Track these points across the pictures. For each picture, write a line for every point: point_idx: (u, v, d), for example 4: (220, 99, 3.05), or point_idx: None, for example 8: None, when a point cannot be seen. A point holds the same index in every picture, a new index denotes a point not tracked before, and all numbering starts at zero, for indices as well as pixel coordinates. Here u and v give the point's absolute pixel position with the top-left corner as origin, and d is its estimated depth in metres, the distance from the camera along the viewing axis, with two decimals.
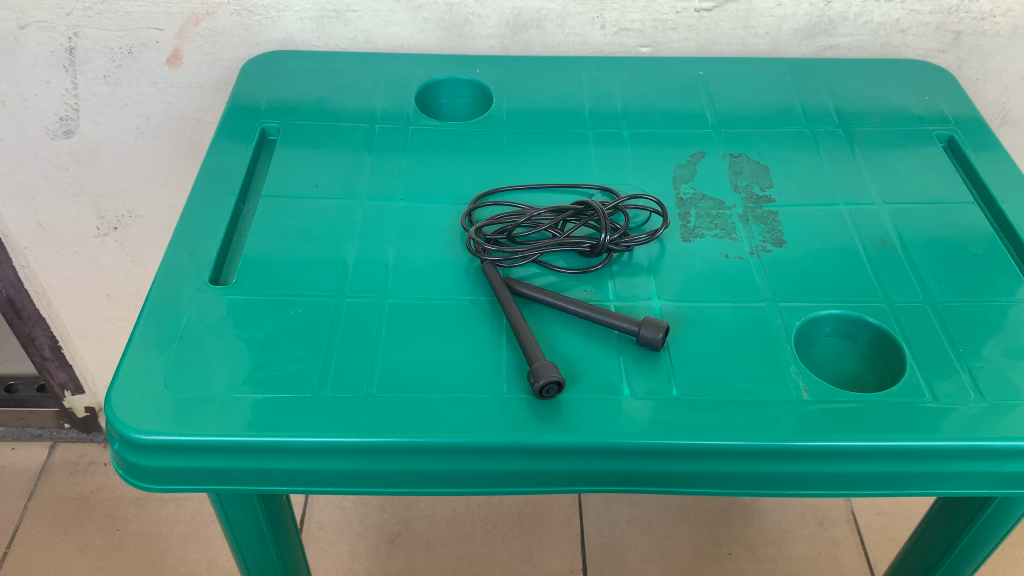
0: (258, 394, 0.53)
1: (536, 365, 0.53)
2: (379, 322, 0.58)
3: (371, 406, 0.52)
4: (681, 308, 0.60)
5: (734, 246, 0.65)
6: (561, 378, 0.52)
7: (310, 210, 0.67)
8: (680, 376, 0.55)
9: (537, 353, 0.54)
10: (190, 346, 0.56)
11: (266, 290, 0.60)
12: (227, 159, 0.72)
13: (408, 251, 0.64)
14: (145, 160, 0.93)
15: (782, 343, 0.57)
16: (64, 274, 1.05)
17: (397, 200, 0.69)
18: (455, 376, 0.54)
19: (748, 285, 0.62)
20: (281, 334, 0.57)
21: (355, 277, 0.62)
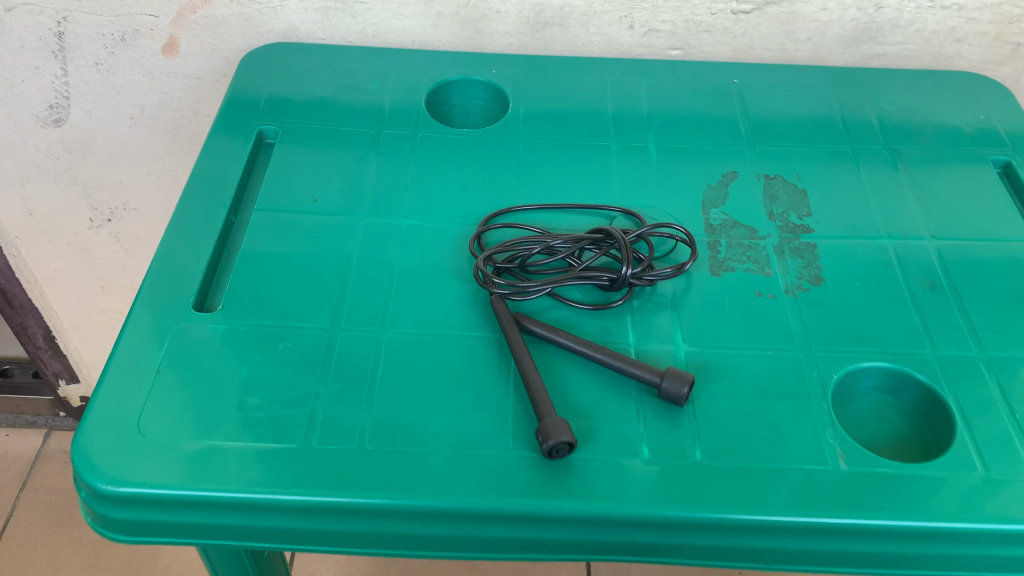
0: (239, 441, 0.48)
1: (546, 423, 0.48)
2: (376, 360, 0.53)
3: (362, 462, 0.48)
4: (707, 354, 0.54)
5: (767, 283, 0.59)
6: (573, 439, 0.47)
7: (306, 225, 0.62)
8: (704, 437, 0.50)
9: (549, 409, 0.49)
10: (169, 381, 0.51)
11: (254, 319, 0.55)
12: (219, 165, 0.66)
13: (411, 277, 0.59)
14: (140, 152, 0.88)
15: (817, 401, 0.52)
16: (56, 264, 1.01)
17: (400, 218, 0.63)
18: (456, 429, 0.50)
19: (782, 330, 0.56)
20: (268, 371, 0.52)
21: (352, 307, 0.56)
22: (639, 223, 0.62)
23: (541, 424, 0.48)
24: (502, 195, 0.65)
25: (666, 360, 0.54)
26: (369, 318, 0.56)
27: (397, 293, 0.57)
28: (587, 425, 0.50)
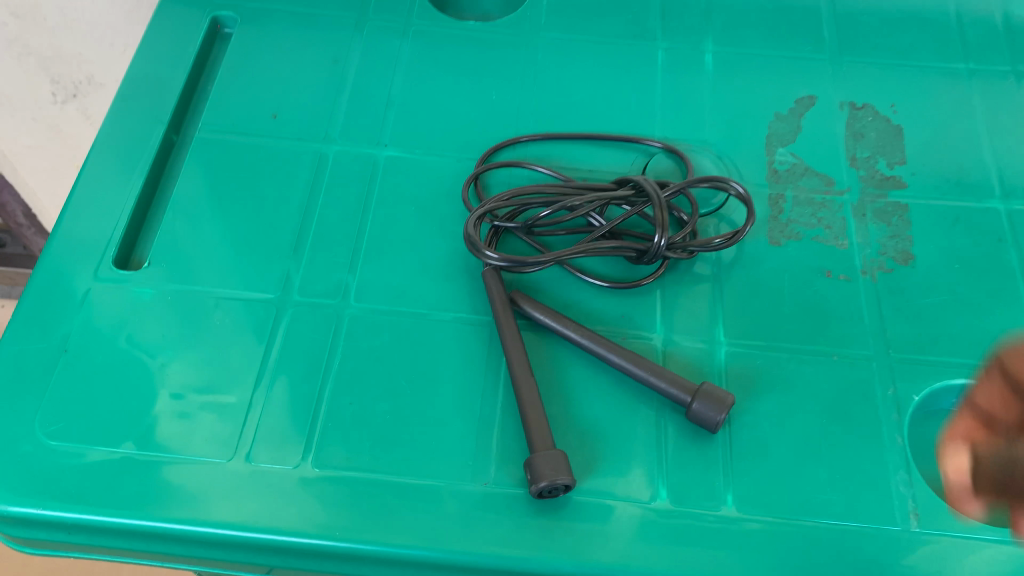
0: (158, 451, 0.39)
1: (537, 455, 0.37)
2: (332, 347, 0.42)
3: (307, 490, 0.38)
4: (754, 357, 0.43)
5: (839, 259, 0.46)
6: (570, 482, 0.36)
7: (262, 151, 0.49)
8: (738, 477, 0.39)
9: (546, 435, 0.38)
10: (79, 362, 0.42)
11: (188, 280, 0.44)
12: (162, 63, 0.53)
13: (387, 230, 0.46)
14: (98, 20, 0.75)
15: (889, 432, 0.41)
16: (24, 141, 0.89)
17: (380, 146, 0.50)
18: (427, 448, 0.40)
19: (854, 327, 0.44)
20: (201, 356, 0.42)
21: (310, 268, 0.45)
22: (683, 165, 0.49)
23: (534, 455, 0.37)
24: (512, 118, 0.51)
25: (701, 364, 0.42)
26: (331, 286, 0.44)
27: (367, 252, 0.46)
28: (592, 450, 0.40)
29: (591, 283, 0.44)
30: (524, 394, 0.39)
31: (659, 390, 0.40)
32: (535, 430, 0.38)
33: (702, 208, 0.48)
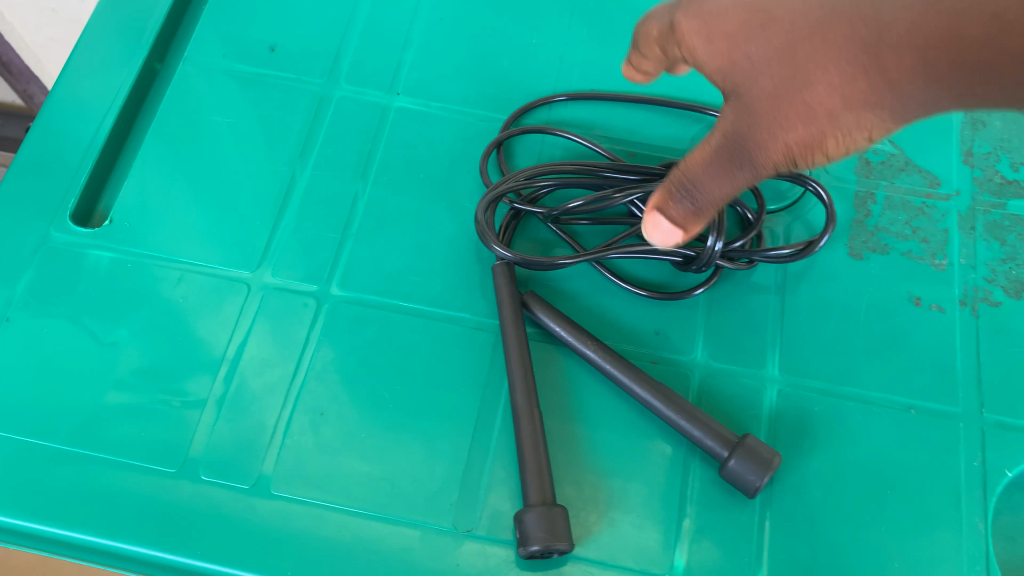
0: (99, 450, 0.34)
1: (525, 510, 0.30)
2: (308, 344, 0.36)
3: (260, 515, 0.33)
4: (811, 401, 0.35)
5: (932, 284, 0.37)
6: (564, 548, 0.30)
7: (254, 88, 0.42)
8: (773, 553, 0.32)
9: (544, 484, 0.31)
10: (21, 333, 0.36)
11: (152, 244, 0.38)
12: None
13: (387, 202, 0.39)
14: None
15: (969, 515, 0.33)
16: None
17: (393, 93, 0.42)
18: (404, 479, 0.34)
19: (941, 373, 0.35)
20: (157, 337, 0.36)
21: (293, 242, 0.38)
22: None
23: (527, 508, 0.30)
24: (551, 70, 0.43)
25: (746, 403, 0.35)
26: (315, 268, 0.38)
27: (360, 228, 0.38)
28: (601, 501, 0.33)
29: (625, 288, 0.36)
30: (522, 426, 0.32)
31: (690, 438, 0.33)
32: (532, 476, 0.31)
33: (772, 203, 0.39)
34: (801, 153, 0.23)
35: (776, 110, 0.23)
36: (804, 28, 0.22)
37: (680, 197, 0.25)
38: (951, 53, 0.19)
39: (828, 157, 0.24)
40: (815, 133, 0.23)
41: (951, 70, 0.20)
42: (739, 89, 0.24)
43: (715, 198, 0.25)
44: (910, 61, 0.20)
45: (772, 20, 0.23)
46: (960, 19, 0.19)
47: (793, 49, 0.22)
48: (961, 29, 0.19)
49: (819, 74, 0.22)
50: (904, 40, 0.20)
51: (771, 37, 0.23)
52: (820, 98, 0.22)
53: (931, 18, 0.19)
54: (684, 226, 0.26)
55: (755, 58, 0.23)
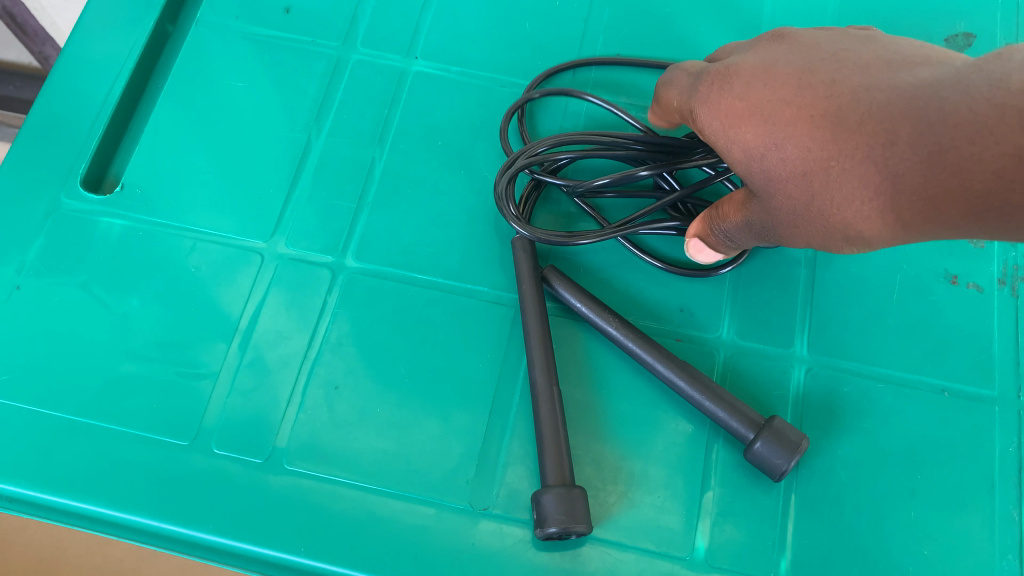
0: (111, 422, 0.33)
1: (545, 490, 0.29)
2: (321, 316, 0.35)
3: (275, 492, 0.32)
4: (841, 383, 0.34)
5: (970, 262, 0.36)
6: (584, 528, 0.29)
7: (268, 52, 0.41)
8: (799, 538, 0.31)
9: (564, 465, 0.30)
10: (33, 303, 0.35)
11: (164, 213, 0.37)
12: None
13: (404, 170, 0.38)
14: None
15: (1003, 503, 0.32)
16: None
17: (410, 58, 0.41)
18: (420, 456, 0.33)
19: (979, 355, 0.34)
20: (171, 309, 0.35)
21: (307, 211, 0.37)
22: None
23: (546, 488, 0.29)
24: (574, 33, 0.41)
25: (774, 383, 0.34)
26: (330, 238, 0.37)
27: (376, 198, 0.37)
28: (621, 482, 0.32)
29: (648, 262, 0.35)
30: (541, 407, 0.31)
31: (715, 417, 0.31)
32: (551, 457, 0.30)
33: None
34: (834, 246, 0.25)
35: (807, 220, 0.25)
36: (823, 160, 0.23)
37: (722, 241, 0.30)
38: (956, 208, 0.20)
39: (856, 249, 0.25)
40: (844, 239, 0.24)
41: (960, 221, 0.21)
42: (770, 195, 0.26)
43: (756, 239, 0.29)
44: (920, 209, 0.21)
45: (795, 143, 0.24)
46: (964, 176, 0.20)
47: (813, 178, 0.24)
48: (966, 186, 0.20)
49: (843, 204, 0.23)
50: (911, 191, 0.21)
51: (793, 160, 0.24)
52: (845, 223, 0.24)
53: (936, 177, 0.20)
54: (718, 250, 0.31)
55: (781, 173, 0.25)
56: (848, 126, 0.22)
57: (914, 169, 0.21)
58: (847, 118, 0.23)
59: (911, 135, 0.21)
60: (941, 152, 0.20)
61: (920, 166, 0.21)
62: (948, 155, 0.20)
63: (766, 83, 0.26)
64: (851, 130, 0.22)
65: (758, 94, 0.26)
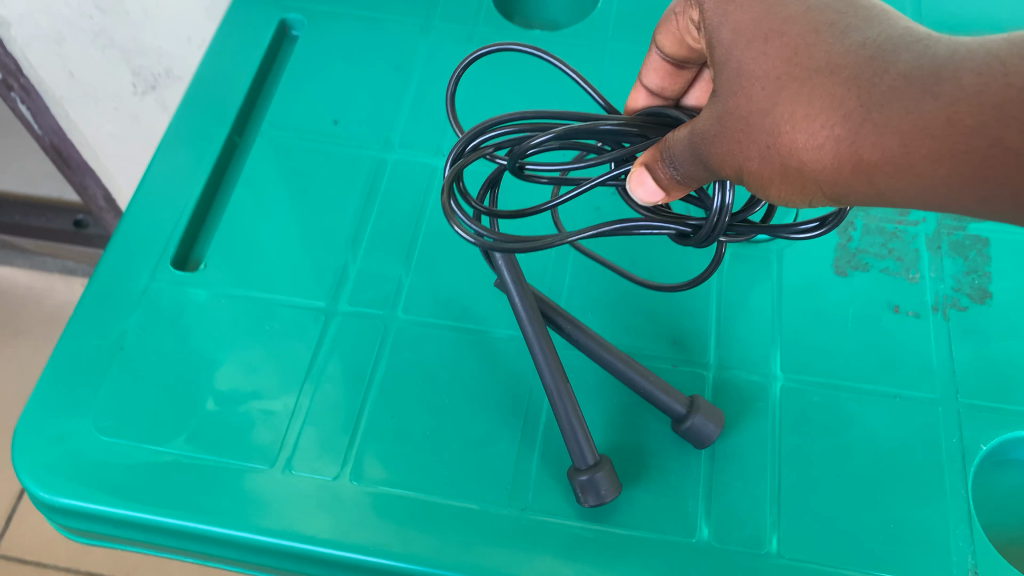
0: (203, 453, 0.40)
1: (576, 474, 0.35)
2: (377, 361, 0.42)
3: (346, 503, 0.38)
4: (813, 396, 0.41)
5: (908, 294, 0.44)
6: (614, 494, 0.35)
7: (322, 155, 0.50)
8: (786, 521, 0.37)
9: (580, 445, 0.35)
10: (134, 360, 0.42)
11: (241, 284, 0.45)
12: (229, 64, 0.53)
13: (439, 242, 0.46)
14: (178, 15, 0.77)
15: (953, 483, 0.38)
16: (106, 128, 0.93)
17: (439, 154, 0.50)
18: (466, 468, 0.39)
19: (921, 367, 0.41)
20: (253, 360, 0.42)
21: (360, 278, 0.45)
22: None
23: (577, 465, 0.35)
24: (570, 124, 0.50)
25: (755, 397, 0.41)
26: (381, 299, 0.44)
27: (418, 265, 0.45)
28: (635, 483, 0.39)
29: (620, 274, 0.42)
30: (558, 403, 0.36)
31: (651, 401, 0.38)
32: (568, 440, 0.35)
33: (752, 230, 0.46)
34: (757, 179, 0.27)
35: (755, 133, 0.27)
36: (804, 71, 0.25)
37: (665, 163, 0.28)
38: (930, 148, 0.22)
39: (774, 197, 0.28)
40: (776, 169, 0.27)
41: (922, 164, 0.23)
42: (732, 102, 0.27)
43: (697, 174, 0.28)
44: (889, 141, 0.23)
45: (781, 49, 0.26)
46: (950, 110, 0.22)
47: (784, 86, 0.26)
48: (954, 120, 0.22)
49: (803, 121, 0.25)
50: (885, 121, 0.23)
51: (775, 66, 0.26)
52: (794, 145, 0.26)
53: (926, 108, 0.22)
54: (663, 187, 0.28)
55: (758, 73, 0.26)
56: (844, 47, 0.24)
57: (900, 100, 0.23)
58: (846, 39, 0.25)
59: (906, 68, 0.23)
60: (941, 88, 0.22)
61: (910, 96, 0.22)
62: (942, 91, 0.22)
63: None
64: (844, 52, 0.24)
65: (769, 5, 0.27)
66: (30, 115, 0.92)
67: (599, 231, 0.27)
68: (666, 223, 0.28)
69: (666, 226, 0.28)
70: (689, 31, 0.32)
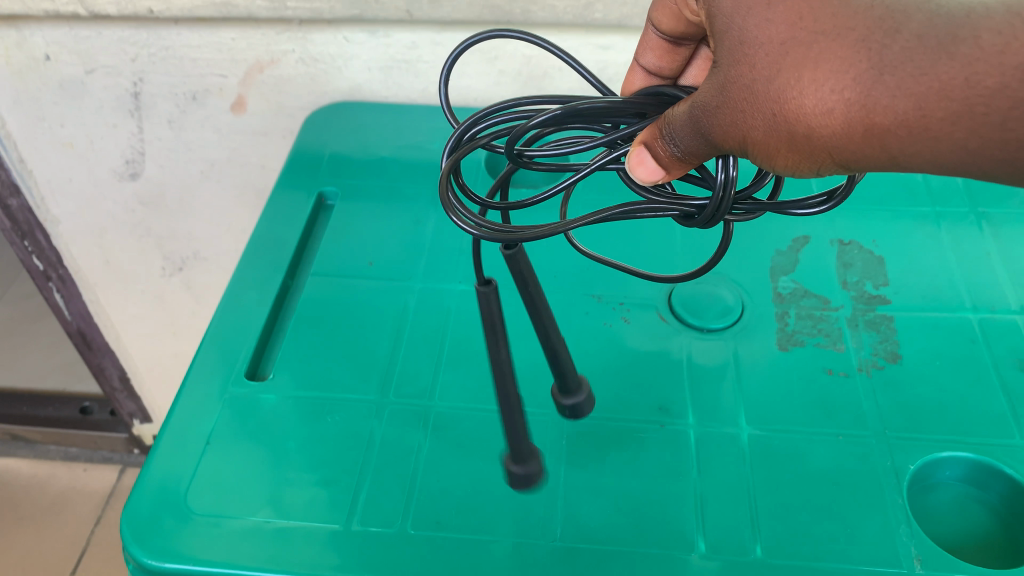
0: (282, 518, 0.48)
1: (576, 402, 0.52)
2: (422, 439, 0.52)
3: (406, 547, 0.46)
4: (774, 439, 0.51)
5: (837, 360, 0.55)
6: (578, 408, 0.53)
7: (362, 290, 0.62)
8: (764, 533, 0.46)
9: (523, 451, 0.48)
10: (220, 453, 0.51)
11: (305, 390, 0.55)
12: (280, 227, 0.67)
13: (463, 348, 0.58)
14: (211, 205, 0.91)
15: (891, 495, 0.48)
16: (131, 310, 1.04)
17: (455, 282, 0.62)
18: (502, 514, 0.48)
19: (855, 412, 0.52)
20: (319, 446, 0.52)
21: (402, 380, 0.56)
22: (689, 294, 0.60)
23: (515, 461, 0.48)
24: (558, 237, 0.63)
25: (727, 444, 0.51)
26: (420, 393, 0.55)
27: (447, 365, 0.57)
28: (640, 514, 0.48)
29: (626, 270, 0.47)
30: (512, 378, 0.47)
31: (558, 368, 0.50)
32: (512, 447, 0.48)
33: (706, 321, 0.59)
34: (763, 140, 0.36)
35: (764, 98, 0.35)
36: (810, 37, 0.33)
37: (667, 139, 0.37)
38: (947, 107, 0.31)
39: (782, 163, 0.37)
40: (785, 130, 0.35)
41: (932, 119, 0.32)
42: (742, 72, 0.35)
43: (695, 142, 0.37)
44: (899, 103, 0.32)
45: (787, 18, 0.34)
46: (960, 73, 0.30)
47: (792, 52, 0.34)
48: (963, 80, 0.30)
49: (815, 86, 0.33)
50: (898, 84, 0.31)
51: (783, 33, 0.34)
52: (805, 109, 0.34)
53: (939, 71, 0.31)
54: (657, 157, 0.37)
55: (766, 41, 0.35)
56: (850, 14, 0.33)
57: (914, 63, 0.31)
58: (852, 8, 0.33)
59: (915, 32, 0.31)
60: (955, 51, 0.30)
61: (921, 59, 0.31)
62: (956, 54, 0.30)
63: None
64: (852, 19, 0.32)
65: None
66: (63, 302, 1.02)
67: (592, 218, 0.34)
68: (667, 206, 0.36)
69: (666, 208, 0.36)
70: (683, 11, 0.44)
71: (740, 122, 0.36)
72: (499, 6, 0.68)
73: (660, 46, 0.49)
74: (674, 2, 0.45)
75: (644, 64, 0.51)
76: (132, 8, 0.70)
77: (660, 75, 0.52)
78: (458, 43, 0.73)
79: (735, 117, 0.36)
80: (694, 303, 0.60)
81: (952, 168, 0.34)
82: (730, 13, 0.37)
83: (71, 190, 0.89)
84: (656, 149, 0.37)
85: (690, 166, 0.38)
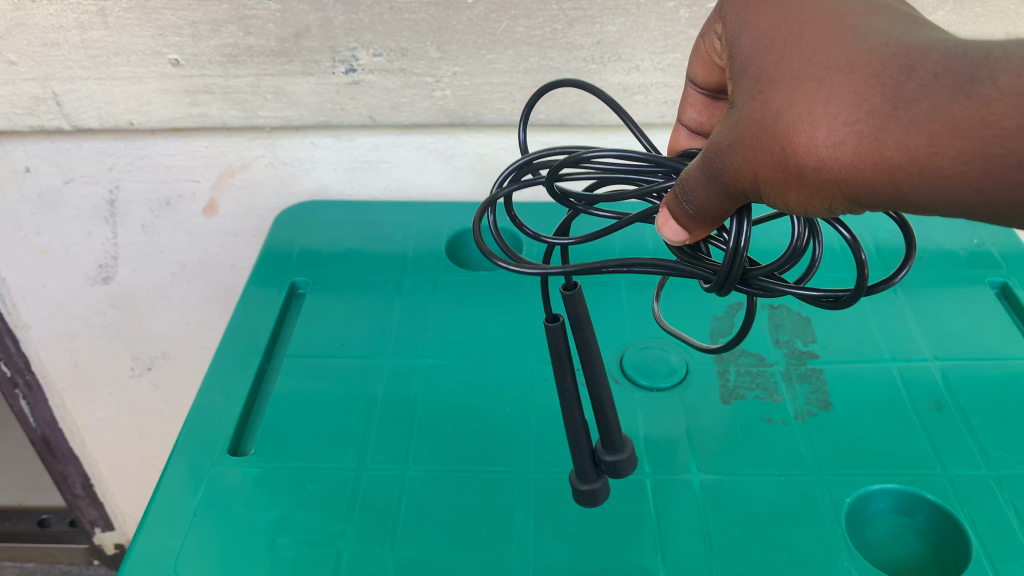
0: None
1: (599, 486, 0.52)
2: (400, 501, 0.55)
3: None
4: (721, 482, 0.56)
5: (776, 410, 0.61)
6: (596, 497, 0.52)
7: (336, 368, 0.66)
8: (719, 566, 0.50)
9: (589, 470, 0.52)
10: (207, 524, 0.54)
11: (286, 461, 0.58)
12: (256, 317, 0.71)
13: (433, 417, 0.62)
14: (181, 304, 0.95)
15: (832, 524, 0.53)
16: (98, 413, 1.06)
17: (424, 357, 0.67)
18: (480, 565, 0.51)
19: (793, 455, 0.57)
20: (301, 514, 0.55)
21: (377, 448, 0.59)
22: (636, 359, 0.66)
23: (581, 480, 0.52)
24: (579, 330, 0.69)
25: (682, 489, 0.55)
26: (396, 458, 0.59)
27: (419, 433, 0.60)
28: (605, 558, 0.51)
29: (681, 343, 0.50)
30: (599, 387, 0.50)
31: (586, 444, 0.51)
32: (578, 469, 0.52)
33: (657, 380, 0.64)
34: (769, 179, 0.38)
35: (774, 133, 0.37)
36: (822, 75, 0.36)
37: (680, 196, 0.40)
38: (960, 145, 0.33)
39: (794, 202, 0.39)
40: (795, 169, 0.37)
41: (940, 156, 0.33)
42: (757, 111, 0.38)
43: (705, 186, 0.39)
44: (908, 137, 0.33)
45: (801, 58, 0.37)
46: (972, 113, 0.32)
47: (804, 89, 0.36)
48: (973, 120, 0.32)
49: (827, 122, 0.35)
50: (911, 120, 0.33)
51: (796, 69, 0.37)
52: (816, 141, 0.36)
53: (950, 110, 0.32)
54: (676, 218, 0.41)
55: (778, 81, 0.38)
56: (863, 50, 0.35)
57: (928, 101, 0.33)
58: (866, 45, 0.35)
59: (925, 73, 0.33)
60: (967, 93, 0.32)
61: (931, 97, 0.33)
62: (968, 96, 0.32)
63: (797, 20, 0.38)
64: (862, 54, 0.35)
65: (790, 29, 0.38)
66: (29, 409, 1.04)
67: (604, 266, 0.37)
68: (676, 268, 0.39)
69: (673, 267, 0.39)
70: (716, 51, 0.49)
71: (750, 159, 0.39)
72: (453, 110, 0.76)
73: (699, 100, 0.55)
74: (704, 49, 0.50)
75: (686, 121, 0.57)
76: (112, 122, 0.76)
77: (705, 133, 0.57)
78: (416, 145, 0.80)
79: (746, 154, 0.39)
80: (646, 365, 0.65)
81: (960, 206, 0.35)
82: (750, 55, 0.40)
83: (43, 296, 0.92)
84: (671, 205, 0.41)
85: (711, 226, 0.41)
